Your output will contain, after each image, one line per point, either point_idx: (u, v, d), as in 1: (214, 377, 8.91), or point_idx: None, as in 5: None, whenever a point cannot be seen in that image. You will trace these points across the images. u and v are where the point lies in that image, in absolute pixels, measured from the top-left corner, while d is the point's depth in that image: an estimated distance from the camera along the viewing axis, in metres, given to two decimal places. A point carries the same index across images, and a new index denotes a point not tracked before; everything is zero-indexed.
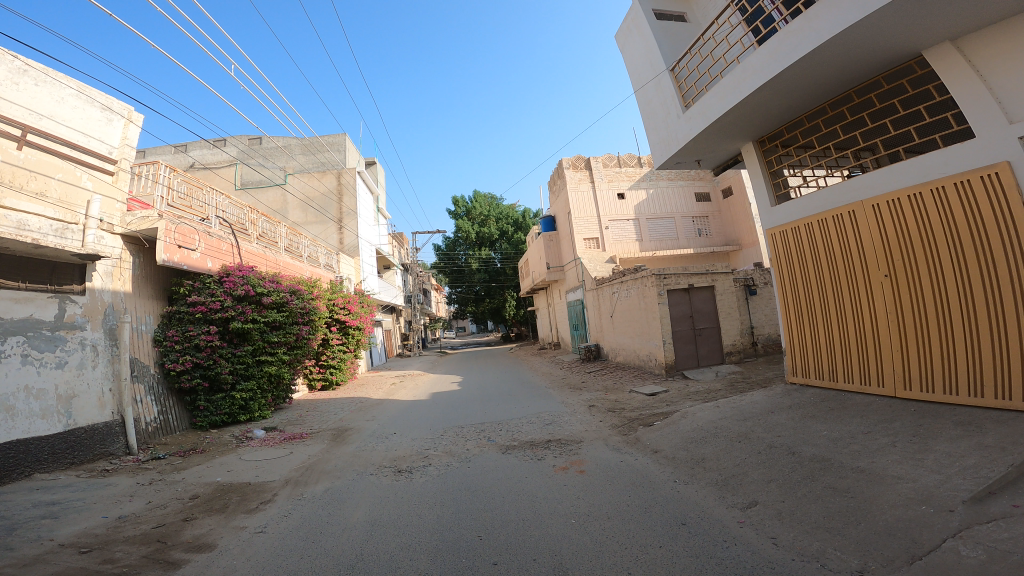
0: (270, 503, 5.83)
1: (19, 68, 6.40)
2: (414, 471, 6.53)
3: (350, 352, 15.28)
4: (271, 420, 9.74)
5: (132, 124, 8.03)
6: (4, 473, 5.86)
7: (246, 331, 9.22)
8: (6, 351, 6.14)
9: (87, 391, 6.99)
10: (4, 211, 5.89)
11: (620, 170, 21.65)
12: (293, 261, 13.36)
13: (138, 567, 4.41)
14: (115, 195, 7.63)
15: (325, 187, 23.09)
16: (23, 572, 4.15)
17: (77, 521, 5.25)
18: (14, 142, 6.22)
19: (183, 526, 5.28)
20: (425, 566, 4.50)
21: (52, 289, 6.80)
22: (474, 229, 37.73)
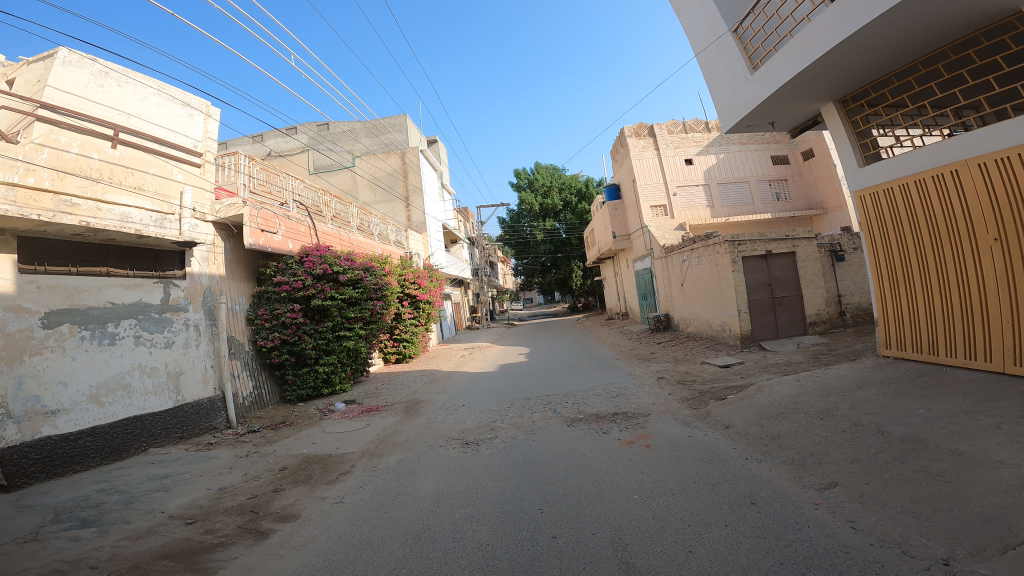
0: (348, 474, 6.17)
1: (100, 71, 6.88)
2: (481, 443, 6.67)
3: (422, 326, 15.78)
4: (352, 393, 10.29)
5: (211, 118, 8.54)
6: (124, 447, 6.58)
7: (326, 308, 9.67)
8: (121, 333, 6.80)
9: (193, 368, 7.66)
10: (108, 207, 6.42)
11: (686, 136, 20.60)
12: (365, 240, 13.84)
13: (233, 536, 4.83)
14: (204, 186, 8.17)
15: (391, 167, 23.83)
16: (135, 544, 4.63)
17: (184, 492, 5.82)
18: (108, 142, 6.74)
19: (273, 496, 5.72)
20: (488, 538, 4.64)
21: (157, 275, 7.46)
22: (538, 201, 37.19)
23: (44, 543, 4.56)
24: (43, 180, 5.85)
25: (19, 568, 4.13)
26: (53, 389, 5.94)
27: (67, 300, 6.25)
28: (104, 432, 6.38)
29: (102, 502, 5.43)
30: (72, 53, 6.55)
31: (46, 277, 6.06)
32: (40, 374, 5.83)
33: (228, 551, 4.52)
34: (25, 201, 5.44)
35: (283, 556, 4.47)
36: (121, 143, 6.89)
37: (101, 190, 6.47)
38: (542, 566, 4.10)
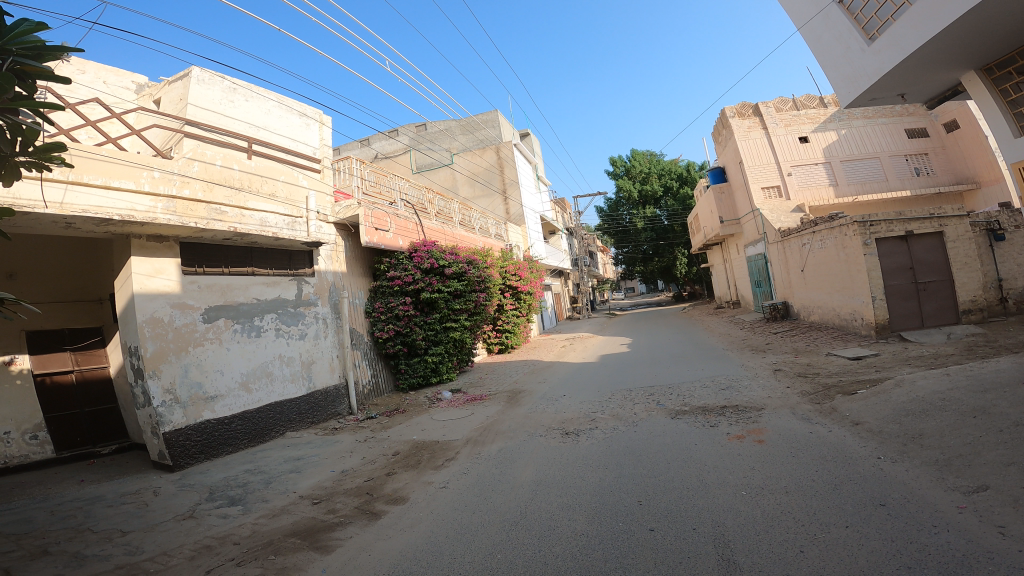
0: (453, 460, 6.08)
1: (229, 88, 7.52)
2: (581, 433, 6.58)
3: (523, 317, 15.95)
4: (458, 382, 10.64)
5: (324, 126, 9.12)
6: (268, 431, 6.95)
7: (433, 300, 9.92)
8: (266, 325, 7.23)
9: (322, 357, 8.15)
10: (249, 213, 6.96)
11: (799, 113, 18.88)
12: (467, 234, 14.19)
13: (351, 516, 4.77)
14: (324, 190, 8.75)
15: (488, 162, 23.80)
16: (272, 522, 4.69)
17: (313, 473, 5.72)
18: (244, 153, 7.27)
19: (385, 479, 5.53)
20: (583, 527, 4.53)
21: (291, 273, 7.93)
22: (636, 189, 35.24)
23: (198, 521, 4.72)
24: (197, 191, 6.26)
25: (174, 543, 4.31)
26: (212, 376, 6.33)
27: (222, 297, 6.69)
28: (252, 417, 6.74)
29: (247, 482, 5.51)
30: (205, 74, 7.14)
31: (204, 277, 6.51)
32: (203, 364, 6.24)
33: (346, 530, 4.50)
34: (184, 210, 6.02)
35: (392, 536, 4.41)
36: (254, 154, 7.43)
37: (244, 198, 6.95)
38: (636, 558, 3.94)
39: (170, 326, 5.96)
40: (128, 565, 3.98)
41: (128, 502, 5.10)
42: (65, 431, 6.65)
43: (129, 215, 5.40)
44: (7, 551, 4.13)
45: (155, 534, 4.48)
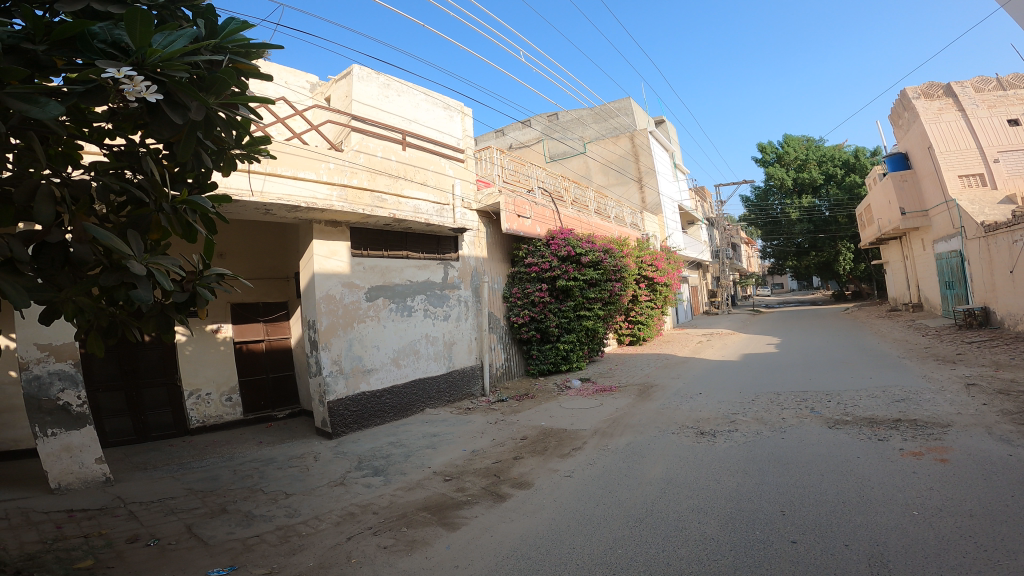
0: (580, 450, 5.97)
1: (383, 84, 7.44)
2: (718, 434, 6.24)
3: (658, 309, 15.39)
4: (587, 371, 10.60)
5: (465, 116, 8.86)
6: (411, 406, 7.37)
7: (568, 288, 9.93)
8: (415, 306, 7.59)
9: (462, 339, 8.39)
10: (405, 201, 7.18)
11: (1006, 94, 16.23)
12: (603, 224, 13.96)
13: (478, 496, 4.76)
14: (468, 178, 8.69)
15: (621, 151, 22.93)
16: (407, 495, 4.79)
17: (446, 451, 5.90)
18: (398, 146, 7.34)
19: (512, 462, 5.54)
20: (713, 532, 4.26)
21: (439, 257, 8.16)
22: (790, 176, 32.45)
23: (346, 488, 4.96)
24: (363, 180, 6.56)
25: (326, 508, 4.56)
26: (370, 351, 6.83)
27: (382, 278, 7.12)
28: (399, 391, 7.20)
29: (389, 455, 5.81)
30: (364, 71, 7.15)
31: (369, 259, 6.96)
32: (364, 339, 6.75)
33: (472, 509, 4.51)
34: (353, 198, 6.35)
35: (515, 521, 4.38)
36: (408, 146, 7.49)
37: (401, 185, 7.17)
38: (772, 568, 3.63)
39: (341, 303, 6.50)
40: (286, 527, 4.30)
41: (293, 465, 5.56)
42: (252, 394, 7.53)
43: (312, 204, 5.81)
44: (193, 507, 4.68)
45: (310, 498, 4.75)
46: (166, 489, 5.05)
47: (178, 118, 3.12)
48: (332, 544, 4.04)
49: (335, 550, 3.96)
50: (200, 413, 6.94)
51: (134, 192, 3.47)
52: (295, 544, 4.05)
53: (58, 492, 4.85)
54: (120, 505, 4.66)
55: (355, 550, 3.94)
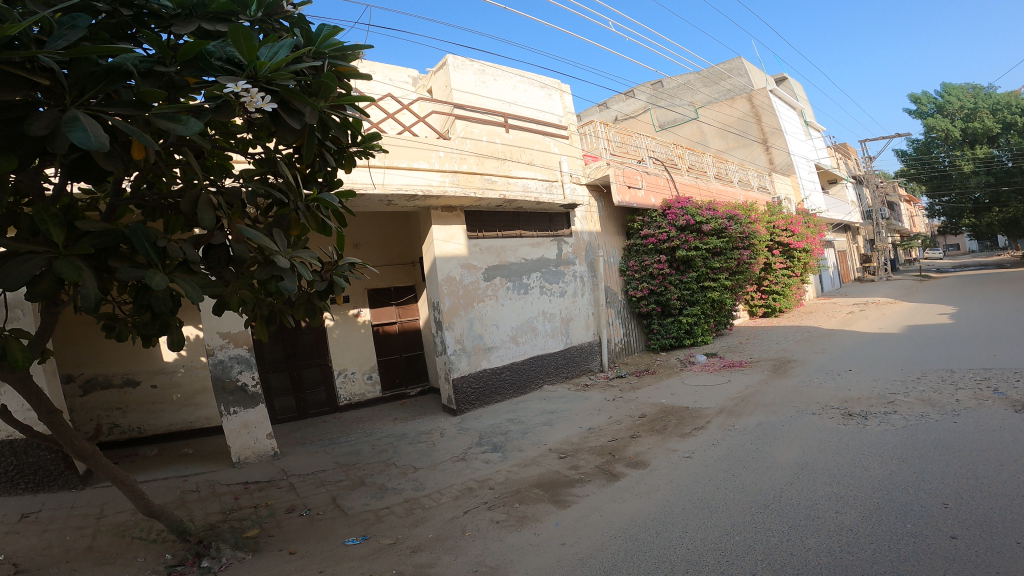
0: (702, 430, 5.73)
1: (479, 70, 7.25)
2: (870, 417, 5.63)
3: (797, 277, 14.09)
4: (714, 345, 10.02)
5: (565, 92, 8.46)
6: (529, 382, 7.51)
7: (690, 258, 9.37)
8: (531, 284, 7.63)
9: (579, 314, 8.31)
10: (514, 181, 7.17)
11: None
12: (725, 188, 13.02)
13: (591, 475, 4.76)
14: (576, 154, 8.37)
15: (740, 113, 19.52)
16: (522, 471, 4.93)
17: (562, 428, 5.96)
18: (501, 129, 7.27)
19: (628, 442, 5.45)
20: (853, 522, 3.80)
21: (551, 234, 8.09)
22: (959, 126, 27.59)
23: (466, 464, 5.22)
24: (472, 164, 6.67)
25: (447, 483, 4.81)
26: (490, 329, 7.05)
27: (498, 258, 7.24)
28: (518, 368, 7.37)
29: (507, 431, 6.00)
30: (458, 59, 7.05)
31: (484, 240, 7.12)
32: (484, 317, 6.98)
33: (584, 488, 4.52)
34: (465, 182, 6.50)
35: (626, 501, 4.30)
36: (511, 127, 7.39)
37: (508, 167, 7.16)
38: (920, 566, 3.21)
39: (462, 284, 6.77)
40: (412, 499, 4.57)
41: (422, 441, 5.95)
42: (389, 372, 8.12)
43: (427, 191, 6.05)
44: (338, 479, 5.10)
45: (435, 473, 5.06)
46: (318, 462, 5.58)
47: (296, 123, 3.33)
48: (450, 518, 4.22)
49: (452, 523, 4.13)
50: (347, 391, 7.65)
51: (275, 195, 3.81)
52: (418, 516, 4.27)
53: (238, 465, 5.55)
54: (283, 477, 5.19)
55: (470, 524, 4.09)
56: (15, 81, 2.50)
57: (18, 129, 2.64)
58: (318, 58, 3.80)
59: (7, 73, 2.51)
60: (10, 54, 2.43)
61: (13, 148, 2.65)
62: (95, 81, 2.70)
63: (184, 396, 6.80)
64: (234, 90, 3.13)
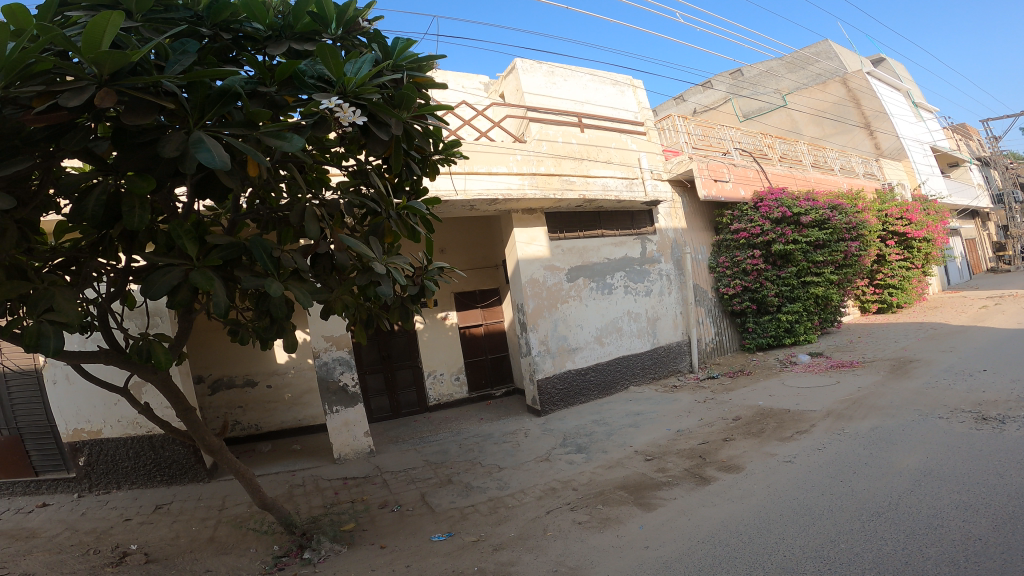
0: (806, 434, 5.34)
1: (548, 72, 7.16)
2: (1008, 421, 4.99)
3: (917, 270, 12.90)
4: (820, 344, 9.35)
5: (639, 88, 8.20)
6: (614, 383, 7.36)
7: (788, 253, 8.80)
8: (615, 284, 7.49)
9: (667, 314, 8.06)
10: (592, 180, 7.07)
11: None
12: (825, 177, 12.17)
13: (679, 478, 4.58)
14: (655, 149, 8.11)
15: (834, 98, 17.96)
16: (607, 473, 4.83)
17: (649, 430, 5.78)
18: (576, 129, 7.18)
19: (721, 445, 5.19)
20: (983, 532, 3.34)
21: (634, 232, 7.89)
22: None
23: (550, 464, 5.19)
24: (549, 166, 6.64)
25: (530, 483, 4.81)
26: (574, 330, 7.00)
27: (581, 258, 7.17)
28: (603, 368, 7.26)
29: (592, 432, 5.91)
30: (526, 63, 7.01)
31: (566, 241, 7.07)
32: (568, 318, 6.94)
33: (671, 491, 4.35)
34: (543, 184, 6.49)
35: (717, 505, 4.08)
36: (586, 127, 7.27)
37: (586, 166, 7.07)
38: None
39: (545, 285, 6.77)
40: (496, 498, 4.59)
41: (506, 441, 5.99)
42: (476, 373, 8.23)
43: (507, 194, 6.11)
44: (427, 476, 5.23)
45: (519, 472, 5.07)
46: (409, 460, 5.75)
47: (386, 135, 3.35)
48: (533, 517, 4.20)
49: (534, 523, 4.10)
50: (436, 391, 7.87)
51: (370, 205, 3.87)
52: (502, 515, 4.27)
53: (338, 461, 5.84)
54: (378, 474, 5.39)
55: (552, 524, 4.04)
56: (144, 106, 2.64)
57: (150, 151, 2.79)
58: (396, 71, 3.81)
59: (138, 99, 2.65)
60: (139, 81, 2.59)
61: (147, 170, 2.81)
62: (211, 104, 2.87)
63: (294, 395, 7.26)
64: (329, 106, 3.16)
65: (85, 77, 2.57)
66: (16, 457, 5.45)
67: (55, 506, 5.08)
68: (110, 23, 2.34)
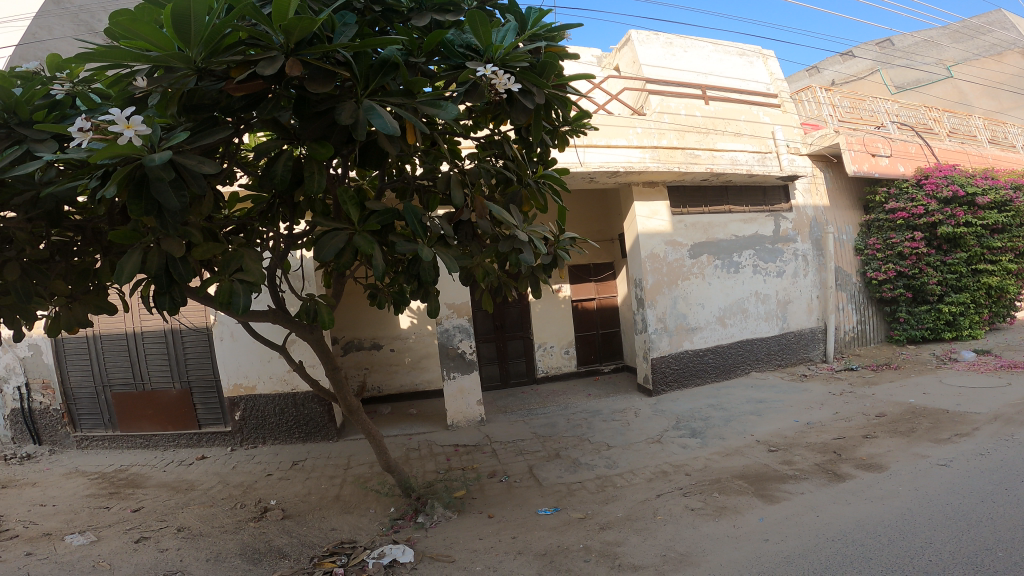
0: (966, 437, 4.66)
1: (665, 43, 6.91)
2: None
3: None
4: (987, 341, 8.20)
5: (770, 58, 7.64)
6: (735, 367, 6.95)
7: (958, 236, 7.90)
8: (742, 262, 7.01)
9: (800, 297, 7.42)
10: (719, 153, 6.59)
11: None
12: (1002, 154, 10.63)
13: (809, 472, 4.17)
14: (792, 123, 7.45)
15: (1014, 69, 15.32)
16: (725, 461, 4.51)
17: (775, 420, 5.33)
18: (700, 101, 6.78)
19: (860, 442, 4.67)
20: None
21: (767, 209, 7.31)
22: None
23: (662, 446, 4.94)
24: (672, 139, 6.32)
25: (641, 464, 4.60)
26: (695, 309, 6.66)
27: (705, 234, 6.78)
28: (723, 351, 6.86)
29: (709, 417, 5.55)
30: (643, 33, 6.82)
31: (689, 216, 6.71)
32: (688, 297, 6.62)
33: (799, 485, 3.97)
34: (666, 158, 6.15)
35: (851, 504, 3.66)
36: (711, 99, 6.85)
37: (712, 140, 6.63)
38: None
39: (665, 261, 6.49)
40: (604, 477, 4.44)
41: (616, 419, 5.80)
42: (586, 348, 8.09)
43: (628, 167, 5.88)
44: (535, 449, 5.18)
45: (629, 452, 4.88)
46: (518, 431, 5.73)
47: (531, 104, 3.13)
48: (642, 499, 4.00)
49: (644, 505, 3.90)
50: (545, 363, 7.83)
51: (505, 173, 3.72)
52: (609, 494, 4.11)
53: (450, 428, 5.97)
54: (487, 443, 5.43)
55: (662, 508, 3.82)
56: (323, 75, 2.66)
57: (329, 120, 2.83)
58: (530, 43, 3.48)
59: (319, 69, 2.68)
60: (318, 50, 2.62)
61: (325, 139, 2.89)
62: (374, 73, 2.85)
63: (413, 359, 7.53)
64: (483, 73, 2.98)
65: (273, 48, 2.62)
66: (184, 410, 5.90)
67: (212, 459, 5.50)
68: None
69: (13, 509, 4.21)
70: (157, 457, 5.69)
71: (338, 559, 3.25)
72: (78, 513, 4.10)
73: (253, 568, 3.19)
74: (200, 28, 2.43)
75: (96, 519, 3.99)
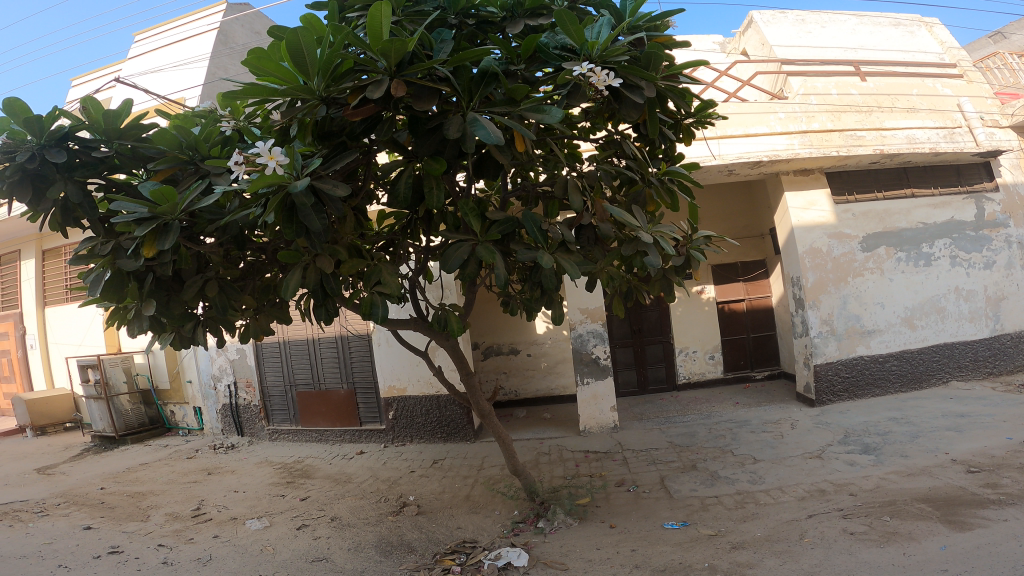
0: None
1: (796, 20, 6.42)
2: None
3: None
4: None
5: (936, 26, 6.67)
6: (928, 376, 5.95)
7: None
8: (935, 253, 6.00)
9: (1018, 292, 6.16)
10: (891, 132, 5.81)
11: None
12: None
13: (1021, 498, 3.37)
14: (983, 92, 6.28)
15: None
16: (905, 481, 3.82)
17: (979, 437, 4.42)
18: (857, 77, 6.04)
19: None
20: None
21: (964, 190, 6.19)
22: None
23: (823, 463, 4.35)
24: (826, 121, 5.68)
25: (793, 481, 4.09)
26: (872, 310, 5.85)
27: (882, 224, 5.92)
28: (913, 357, 5.92)
29: (888, 432, 4.78)
30: (766, 14, 6.42)
31: (859, 205, 5.92)
32: (862, 295, 5.83)
33: (1001, 512, 3.23)
34: (819, 142, 5.60)
35: None
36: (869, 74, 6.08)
37: (879, 118, 5.83)
38: None
39: (829, 257, 5.80)
40: (745, 492, 4.01)
41: (767, 431, 5.24)
42: (734, 353, 7.46)
43: (773, 155, 5.45)
44: (670, 459, 4.85)
45: (780, 468, 4.36)
46: (653, 440, 5.42)
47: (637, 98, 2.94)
48: (789, 519, 3.53)
49: (790, 525, 3.44)
50: (688, 369, 7.41)
51: (626, 173, 3.48)
52: (749, 512, 3.70)
53: (584, 433, 5.84)
54: (619, 450, 5.22)
55: (812, 529, 3.33)
56: (428, 92, 2.69)
57: (440, 135, 2.85)
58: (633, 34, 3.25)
59: (423, 87, 2.71)
60: (419, 69, 2.65)
61: (439, 153, 2.89)
62: (476, 85, 2.80)
63: (550, 364, 7.50)
64: (581, 73, 2.87)
65: (379, 72, 2.71)
66: (349, 408, 6.47)
67: (368, 453, 5.96)
68: (383, 13, 2.38)
69: (214, 494, 4.91)
70: (326, 450, 6.28)
71: (458, 557, 3.32)
72: (260, 500, 4.65)
73: (384, 560, 3.37)
74: (314, 60, 2.57)
75: (273, 506, 4.48)
